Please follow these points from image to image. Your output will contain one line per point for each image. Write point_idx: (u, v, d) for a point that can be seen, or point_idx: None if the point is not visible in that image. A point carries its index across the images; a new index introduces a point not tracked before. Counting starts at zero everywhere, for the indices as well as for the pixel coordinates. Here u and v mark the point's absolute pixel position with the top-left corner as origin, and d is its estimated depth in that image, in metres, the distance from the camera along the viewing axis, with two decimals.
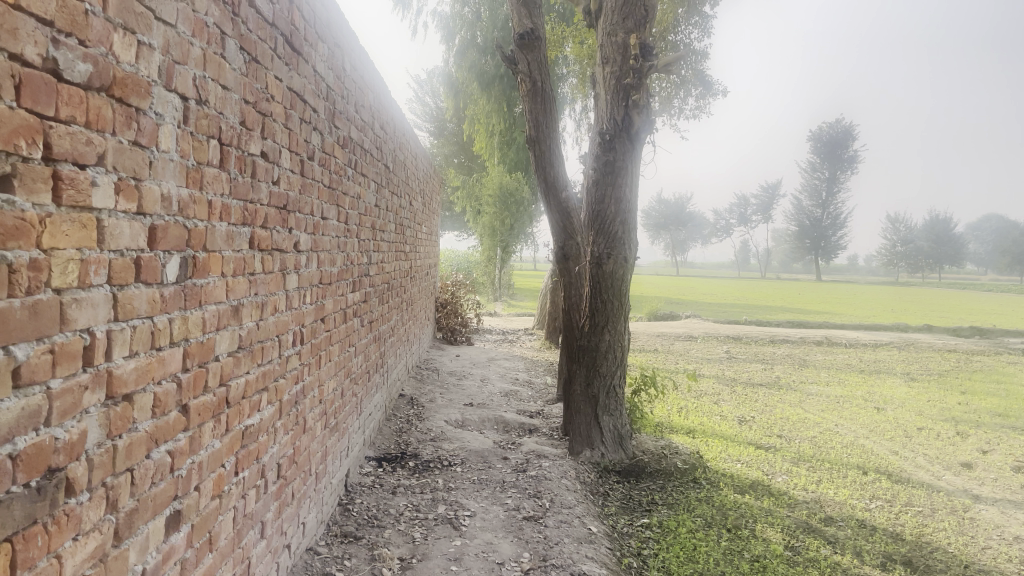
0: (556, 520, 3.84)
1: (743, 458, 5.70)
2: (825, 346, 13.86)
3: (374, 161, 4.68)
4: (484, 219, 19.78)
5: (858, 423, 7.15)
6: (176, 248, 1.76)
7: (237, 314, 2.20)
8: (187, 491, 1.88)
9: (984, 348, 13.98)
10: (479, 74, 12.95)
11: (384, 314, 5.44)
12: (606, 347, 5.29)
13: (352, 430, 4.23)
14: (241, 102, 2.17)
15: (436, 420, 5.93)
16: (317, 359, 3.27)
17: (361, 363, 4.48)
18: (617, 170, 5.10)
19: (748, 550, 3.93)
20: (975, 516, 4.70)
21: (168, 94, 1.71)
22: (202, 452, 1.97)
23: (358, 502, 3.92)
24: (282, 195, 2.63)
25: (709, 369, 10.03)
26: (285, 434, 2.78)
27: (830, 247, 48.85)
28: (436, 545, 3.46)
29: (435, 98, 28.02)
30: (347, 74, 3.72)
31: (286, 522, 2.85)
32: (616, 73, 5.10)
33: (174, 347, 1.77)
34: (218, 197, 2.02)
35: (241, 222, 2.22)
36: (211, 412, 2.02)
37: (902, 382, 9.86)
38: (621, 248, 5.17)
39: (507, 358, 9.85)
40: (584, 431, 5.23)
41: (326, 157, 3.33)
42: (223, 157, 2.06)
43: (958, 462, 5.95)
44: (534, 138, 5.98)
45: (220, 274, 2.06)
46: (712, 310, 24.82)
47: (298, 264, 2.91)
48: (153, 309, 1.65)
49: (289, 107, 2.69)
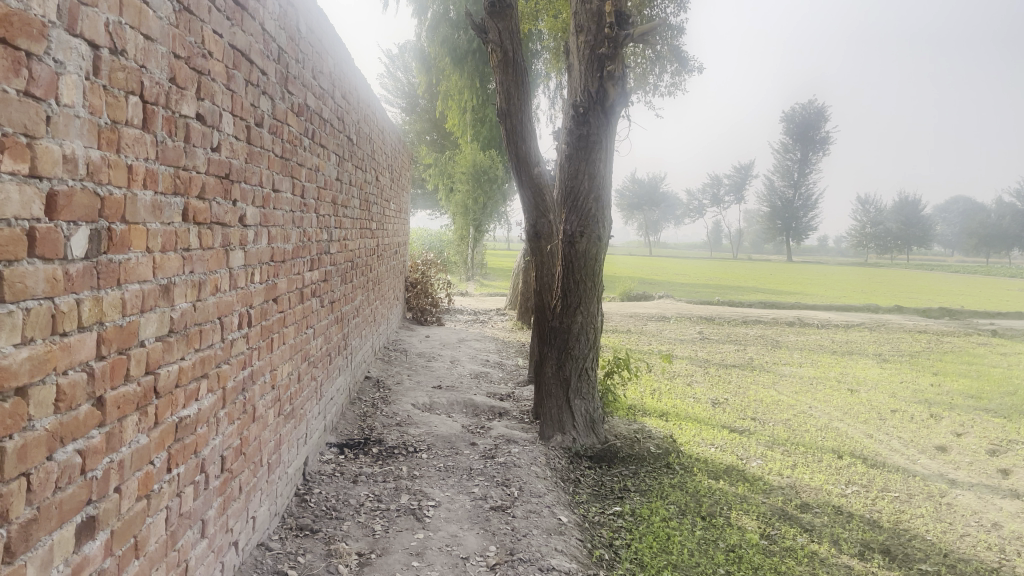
0: (525, 509, 3.67)
1: (717, 442, 5.57)
2: (798, 326, 13.84)
3: (335, 133, 4.41)
4: (456, 197, 19.49)
5: (832, 405, 7.07)
6: (83, 218, 1.53)
7: (167, 294, 1.98)
8: (104, 494, 1.67)
9: (954, 328, 14.06)
10: (451, 49, 12.60)
11: (348, 294, 5.20)
12: (578, 329, 5.11)
13: (311, 415, 4.02)
14: (169, 56, 1.93)
15: (403, 403, 5.73)
16: (268, 343, 3.05)
17: (321, 345, 4.26)
18: (591, 144, 4.90)
19: (723, 539, 3.79)
20: (952, 502, 4.62)
21: (71, 40, 1.47)
22: (124, 449, 1.76)
23: (316, 492, 3.72)
24: (222, 163, 2.39)
25: (683, 350, 9.93)
26: (230, 424, 2.56)
27: (801, 227, 49.17)
28: (397, 538, 3.27)
29: (408, 73, 27.57)
30: (303, 36, 3.46)
31: (231, 518, 2.64)
32: (591, 42, 4.88)
33: (84, 332, 1.55)
34: (141, 161, 1.79)
35: (172, 191, 1.99)
36: (134, 404, 1.80)
37: (874, 363, 9.84)
38: (595, 226, 4.96)
39: (478, 339, 9.65)
40: (555, 415, 5.07)
41: (278, 124, 3.09)
42: (147, 117, 1.82)
43: (932, 446, 5.88)
44: (505, 110, 5.74)
45: (146, 249, 1.84)
46: (685, 290, 24.87)
47: (245, 240, 2.67)
48: (53, 289, 1.43)
49: (231, 66, 2.45)
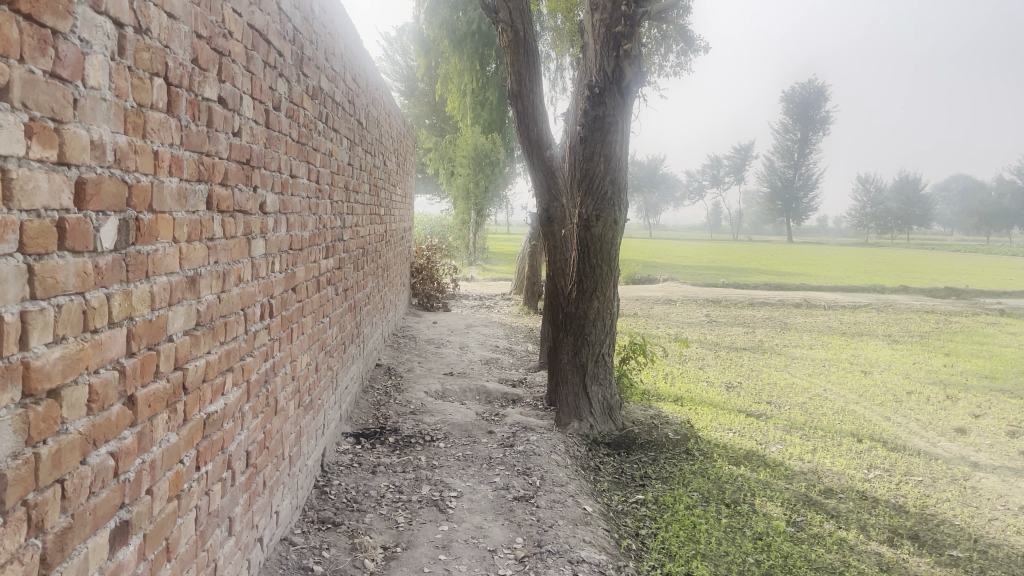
0: (549, 499, 3.61)
1: (735, 427, 5.51)
2: (805, 308, 13.77)
3: (346, 116, 4.31)
4: (458, 181, 19.32)
5: (847, 388, 7.01)
6: (113, 207, 1.44)
7: (193, 287, 1.89)
8: (137, 498, 1.59)
9: (961, 308, 13.99)
10: (451, 31, 12.39)
11: (359, 281, 5.11)
12: (594, 314, 5.05)
13: (327, 405, 3.94)
14: (192, 35, 1.83)
15: (416, 391, 5.66)
16: (288, 334, 2.97)
17: (336, 334, 4.17)
18: (606, 126, 4.79)
19: (749, 527, 3.73)
20: (976, 485, 4.57)
21: (96, 17, 1.38)
22: (155, 449, 1.68)
23: (336, 484, 3.65)
24: (243, 148, 2.29)
25: (692, 333, 9.85)
26: (254, 419, 2.49)
27: (802, 208, 49.00)
28: (422, 530, 3.21)
29: (406, 57, 27.32)
30: (316, 17, 3.36)
31: (257, 514, 2.57)
32: (606, 20, 4.76)
33: (114, 328, 1.47)
34: (166, 147, 1.70)
35: (196, 178, 1.90)
36: (164, 402, 1.72)
37: (885, 344, 9.78)
38: (611, 209, 4.87)
39: (486, 324, 9.57)
40: (572, 402, 5.00)
41: (294, 108, 2.99)
42: (172, 100, 1.73)
43: (951, 428, 5.82)
44: (515, 92, 5.63)
45: (172, 240, 1.75)
46: (689, 272, 24.73)
47: (265, 228, 2.58)
48: (84, 283, 1.35)
49: (250, 47, 2.35)
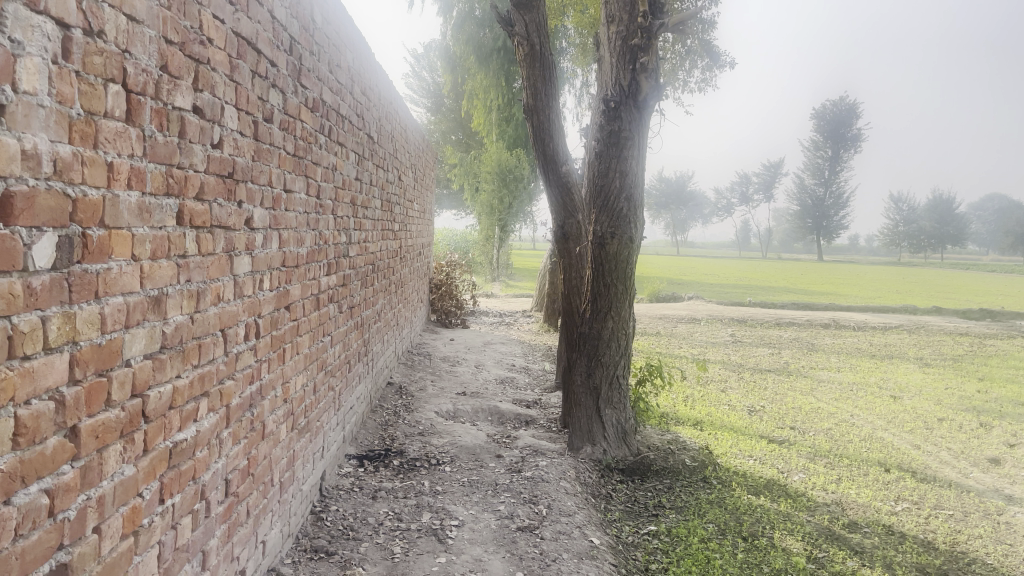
0: (554, 530, 3.44)
1: (755, 454, 5.29)
2: (833, 328, 13.43)
3: (354, 130, 4.22)
4: (482, 197, 19.23)
5: (874, 413, 6.76)
6: (51, 222, 1.33)
7: (158, 307, 1.78)
8: (80, 537, 1.46)
9: (996, 331, 13.56)
10: (477, 47, 12.30)
11: (368, 298, 5.00)
12: (608, 335, 4.88)
13: (328, 428, 3.82)
14: (159, 40, 1.73)
15: (426, 411, 5.52)
16: (279, 355, 2.85)
17: (339, 353, 4.05)
18: (622, 141, 4.65)
19: (767, 562, 3.53)
20: (1010, 520, 4.32)
21: (33, 17, 1.27)
22: (104, 483, 1.56)
23: (333, 509, 3.52)
24: (224, 161, 2.18)
25: (715, 354, 9.62)
26: (235, 445, 2.36)
27: (832, 226, 48.26)
28: (418, 562, 3.05)
29: (433, 73, 27.44)
30: (317, 26, 3.26)
31: (237, 545, 2.44)
32: (623, 32, 4.62)
33: (51, 354, 1.35)
34: (124, 159, 1.59)
35: (164, 192, 1.79)
36: (117, 431, 1.60)
37: (915, 368, 9.48)
38: (627, 227, 4.71)
39: (504, 342, 9.43)
40: (585, 426, 4.82)
41: (290, 121, 2.89)
42: (133, 108, 1.62)
43: (985, 458, 5.56)
44: (531, 107, 5.50)
45: (131, 257, 1.64)
46: (716, 291, 24.33)
47: (252, 245, 2.47)
48: (10, 306, 1.23)
49: (234, 55, 2.24)
